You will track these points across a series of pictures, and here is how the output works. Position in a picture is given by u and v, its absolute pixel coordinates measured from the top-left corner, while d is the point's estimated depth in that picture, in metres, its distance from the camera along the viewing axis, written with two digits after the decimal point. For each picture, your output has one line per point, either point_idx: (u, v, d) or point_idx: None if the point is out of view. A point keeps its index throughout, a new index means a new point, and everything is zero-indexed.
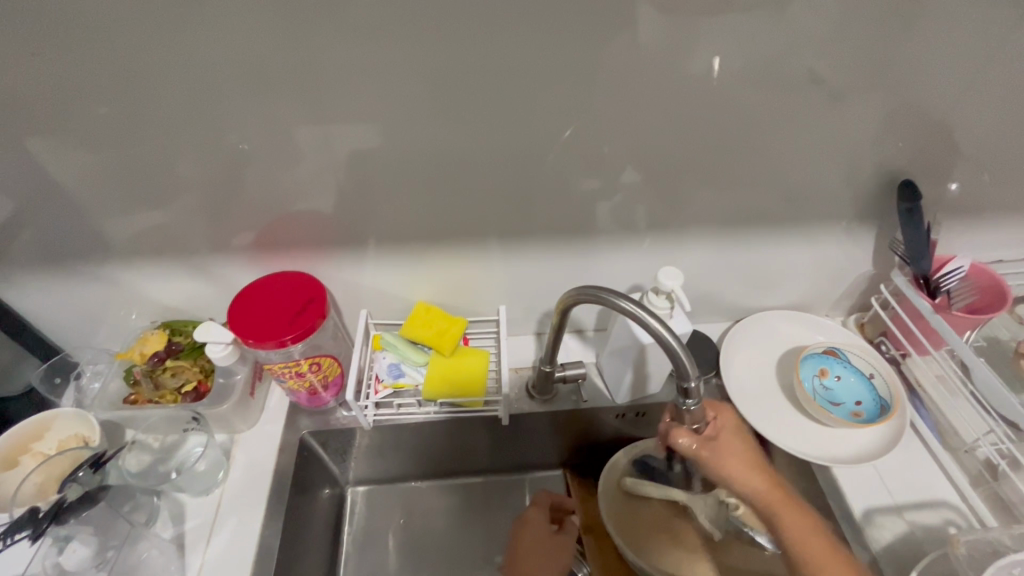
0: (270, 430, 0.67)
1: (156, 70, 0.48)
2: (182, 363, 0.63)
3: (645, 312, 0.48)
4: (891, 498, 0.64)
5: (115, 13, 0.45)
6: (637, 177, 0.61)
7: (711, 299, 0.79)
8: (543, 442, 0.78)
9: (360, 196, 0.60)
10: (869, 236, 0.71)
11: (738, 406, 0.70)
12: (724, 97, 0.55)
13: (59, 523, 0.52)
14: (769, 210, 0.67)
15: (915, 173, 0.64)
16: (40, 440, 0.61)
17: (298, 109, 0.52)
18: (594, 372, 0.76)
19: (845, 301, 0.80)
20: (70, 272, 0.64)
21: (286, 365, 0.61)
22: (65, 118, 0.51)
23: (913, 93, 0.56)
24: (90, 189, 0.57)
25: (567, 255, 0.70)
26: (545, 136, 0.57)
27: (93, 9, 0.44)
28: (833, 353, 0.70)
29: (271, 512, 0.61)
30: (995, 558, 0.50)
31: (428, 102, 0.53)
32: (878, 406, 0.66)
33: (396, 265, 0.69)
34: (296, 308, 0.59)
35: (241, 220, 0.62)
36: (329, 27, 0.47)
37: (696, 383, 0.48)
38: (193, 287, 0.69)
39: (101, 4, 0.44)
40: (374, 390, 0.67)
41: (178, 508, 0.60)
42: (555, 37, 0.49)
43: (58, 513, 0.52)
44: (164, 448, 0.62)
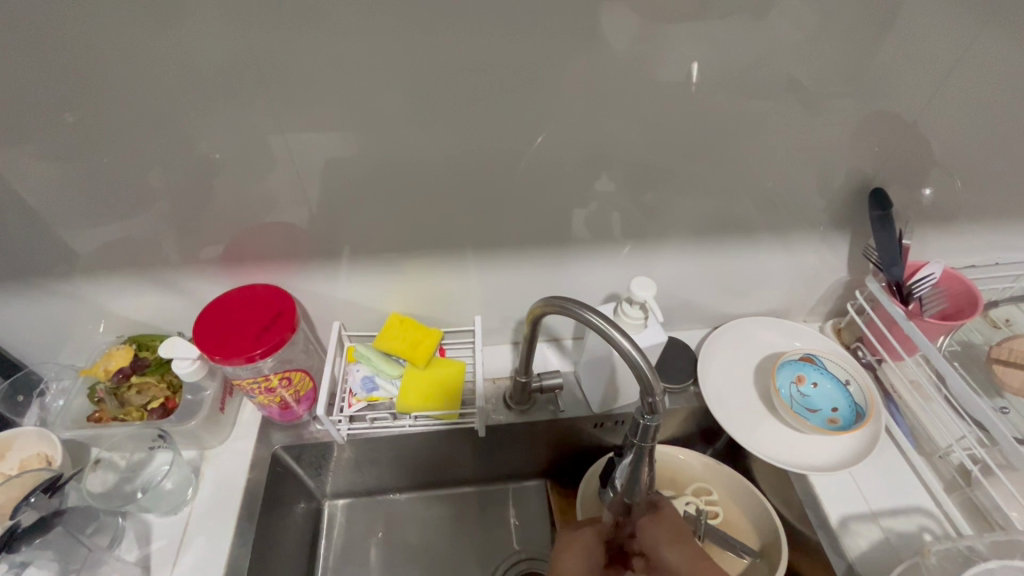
0: (242, 446, 0.66)
1: (114, 82, 0.47)
2: (148, 379, 0.62)
3: (613, 329, 0.48)
4: (866, 505, 0.64)
5: (69, 22, 0.43)
6: (612, 185, 0.61)
7: (689, 307, 0.79)
8: (523, 452, 0.77)
9: (330, 206, 0.59)
10: (844, 242, 0.71)
11: (715, 414, 0.70)
12: (695, 105, 0.55)
13: (10, 551, 0.50)
14: (744, 217, 0.67)
15: (888, 180, 0.64)
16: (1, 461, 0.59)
17: (263, 119, 0.51)
18: (573, 381, 0.76)
19: (822, 307, 0.80)
20: (30, 288, 0.63)
21: (256, 381, 0.60)
22: (20, 130, 0.49)
23: (882, 101, 0.56)
24: (49, 201, 0.55)
25: (544, 264, 0.70)
26: (516, 145, 0.56)
27: (46, 17, 0.43)
28: (810, 360, 0.71)
29: (241, 531, 0.59)
30: (966, 567, 0.50)
31: (396, 110, 0.52)
32: (854, 413, 0.66)
33: (370, 275, 0.68)
34: (264, 322, 0.58)
35: (208, 231, 0.60)
36: (291, 36, 0.46)
37: (661, 398, 0.47)
38: (161, 300, 0.68)
39: (53, 15, 0.43)
40: (347, 404, 0.66)
41: (144, 529, 0.59)
42: (523, 45, 0.49)
43: (9, 541, 0.49)
44: (131, 466, 0.61)
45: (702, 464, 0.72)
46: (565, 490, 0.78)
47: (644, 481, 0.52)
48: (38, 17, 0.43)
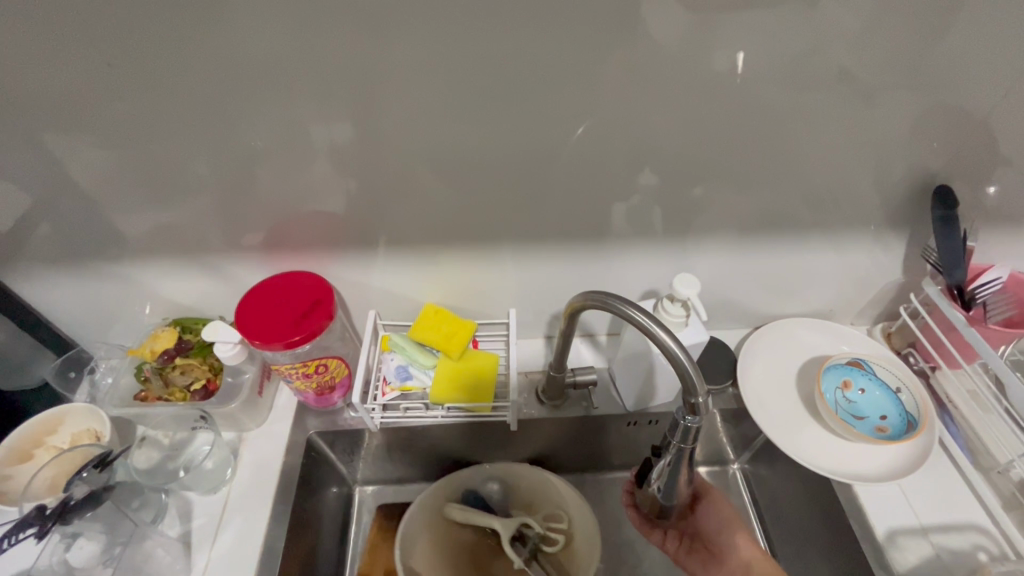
0: (279, 429, 0.67)
1: (158, 71, 0.48)
2: (192, 361, 0.64)
3: (656, 326, 0.47)
4: (916, 519, 0.61)
5: (118, 13, 0.44)
6: (654, 180, 0.59)
7: (730, 306, 0.76)
8: (554, 447, 0.76)
9: (368, 196, 0.59)
10: (900, 242, 0.67)
11: (755, 416, 0.68)
12: (747, 95, 0.52)
13: (64, 523, 0.51)
14: (792, 214, 0.64)
15: (952, 177, 0.60)
16: (53, 434, 0.62)
17: (305, 107, 0.51)
18: (606, 378, 0.75)
19: (871, 310, 0.77)
20: (82, 270, 0.65)
21: (294, 366, 0.60)
22: (73, 118, 0.50)
23: (951, 93, 0.53)
24: (100, 187, 0.57)
25: (581, 258, 0.68)
26: (556, 137, 0.55)
27: (96, 9, 0.44)
28: (858, 365, 0.67)
29: (277, 514, 0.60)
30: None
31: (436, 102, 0.51)
32: (905, 422, 0.63)
33: (406, 265, 0.68)
34: (304, 308, 0.59)
35: (250, 218, 0.61)
36: (335, 23, 0.45)
37: (704, 399, 0.46)
38: (204, 285, 0.69)
39: (100, 5, 0.43)
40: (381, 393, 0.66)
41: (186, 506, 0.60)
42: (569, 32, 0.47)
43: (63, 513, 0.51)
44: (174, 444, 0.63)
45: (566, 492, 0.72)
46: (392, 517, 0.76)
47: (684, 482, 0.52)
48: (88, 7, 0.43)
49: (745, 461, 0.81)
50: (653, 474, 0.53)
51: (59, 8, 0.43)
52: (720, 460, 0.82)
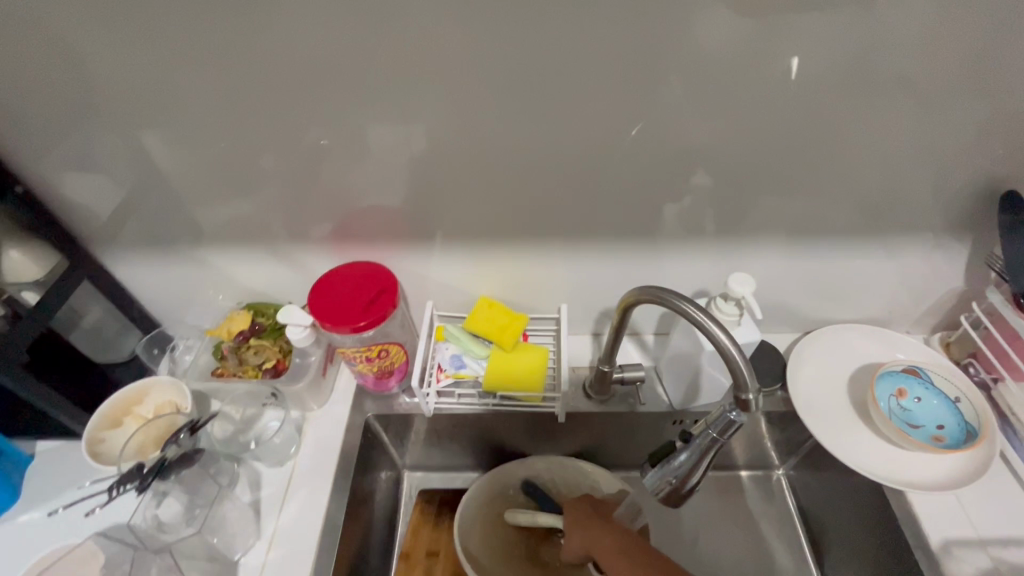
0: (339, 410, 0.71)
1: (248, 74, 0.52)
2: (264, 342, 0.68)
3: (711, 323, 0.48)
4: (974, 531, 0.59)
5: (217, 23, 0.48)
6: (708, 181, 0.60)
7: (780, 309, 0.76)
8: (599, 443, 0.78)
9: (430, 191, 0.63)
10: (961, 248, 0.66)
11: (805, 419, 0.68)
12: (807, 96, 0.53)
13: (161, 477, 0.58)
14: (850, 218, 0.64)
15: (1019, 182, 0.59)
16: (141, 404, 0.68)
17: (377, 106, 0.55)
18: (653, 376, 0.76)
19: (929, 318, 0.75)
20: (167, 257, 0.71)
21: (358, 350, 0.65)
22: (172, 118, 0.56)
23: (1023, 94, 0.52)
24: (190, 181, 0.62)
25: (632, 257, 0.70)
26: (613, 137, 0.57)
27: (198, 18, 0.48)
28: (914, 373, 0.66)
29: (337, 488, 0.64)
30: None
31: (499, 102, 0.54)
32: (963, 432, 0.62)
33: (462, 258, 0.71)
34: (369, 295, 0.62)
35: (322, 211, 0.66)
36: (411, 26, 0.49)
37: (755, 397, 0.47)
38: (275, 273, 0.74)
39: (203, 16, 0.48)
40: (436, 378, 0.69)
41: (255, 475, 0.65)
42: (630, 35, 0.49)
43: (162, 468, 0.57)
44: (244, 419, 0.68)
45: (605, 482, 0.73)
46: (433, 505, 0.76)
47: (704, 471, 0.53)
48: (192, 17, 0.48)
49: (791, 467, 0.80)
50: (666, 464, 0.53)
51: (167, 18, 0.48)
52: (763, 465, 0.82)
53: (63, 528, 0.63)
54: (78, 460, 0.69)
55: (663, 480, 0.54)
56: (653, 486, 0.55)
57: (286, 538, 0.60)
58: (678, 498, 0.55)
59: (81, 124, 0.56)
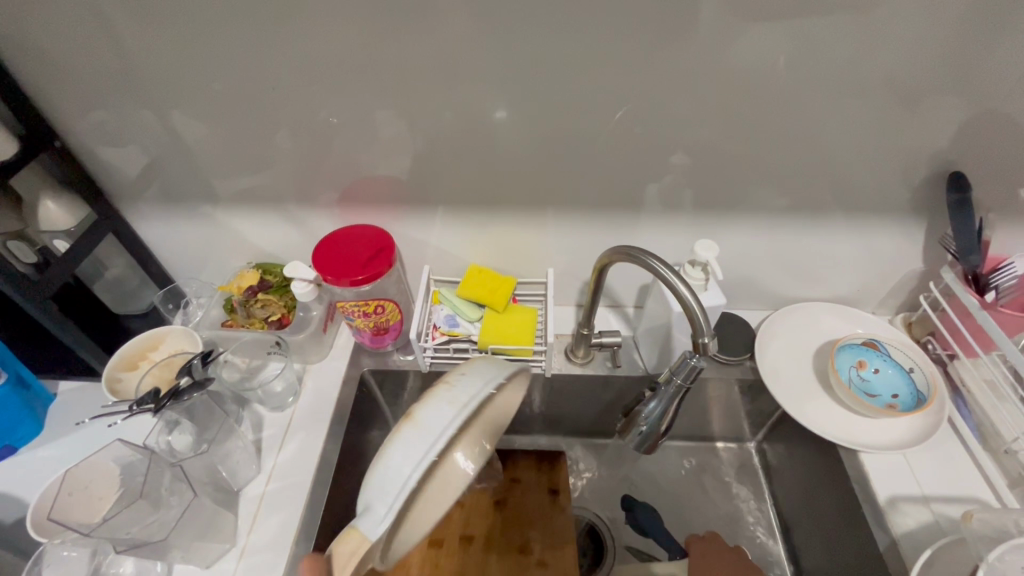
0: (337, 364, 0.76)
1: (263, 50, 0.57)
2: (271, 297, 0.74)
3: (675, 278, 0.53)
4: (919, 488, 0.64)
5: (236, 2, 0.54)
6: (684, 160, 0.66)
7: (753, 286, 0.81)
8: (580, 407, 0.83)
9: (428, 163, 0.68)
10: (921, 231, 0.71)
11: (771, 387, 0.73)
12: (777, 83, 0.58)
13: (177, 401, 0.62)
14: (816, 198, 0.69)
15: (972, 170, 0.64)
16: (156, 349, 0.73)
17: (380, 84, 0.60)
18: (631, 344, 0.81)
19: (893, 299, 0.80)
20: (185, 218, 0.77)
21: (356, 304, 0.70)
22: (193, 89, 0.61)
23: (974, 88, 0.56)
24: (207, 148, 0.67)
25: (615, 230, 0.75)
26: (596, 116, 0.62)
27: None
28: (873, 346, 0.71)
29: (333, 432, 0.70)
30: (1005, 540, 0.52)
31: (492, 82, 0.59)
32: (915, 399, 0.66)
33: (457, 226, 0.76)
34: (369, 254, 0.68)
35: (328, 180, 0.71)
36: (412, 9, 0.54)
37: (710, 340, 0.52)
38: (284, 236, 0.80)
39: None
40: (432, 336, 0.74)
41: (258, 417, 0.71)
42: (611, 22, 0.54)
43: (177, 393, 0.61)
44: (250, 368, 0.74)
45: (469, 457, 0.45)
46: None
47: (670, 418, 0.57)
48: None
49: (761, 439, 0.85)
50: (638, 413, 0.58)
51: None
52: (736, 437, 0.87)
53: (86, 437, 0.71)
54: (99, 398, 0.75)
55: (635, 429, 0.58)
56: (629, 434, 0.60)
57: (284, 472, 0.66)
58: (651, 446, 0.59)
59: (116, 89, 0.61)
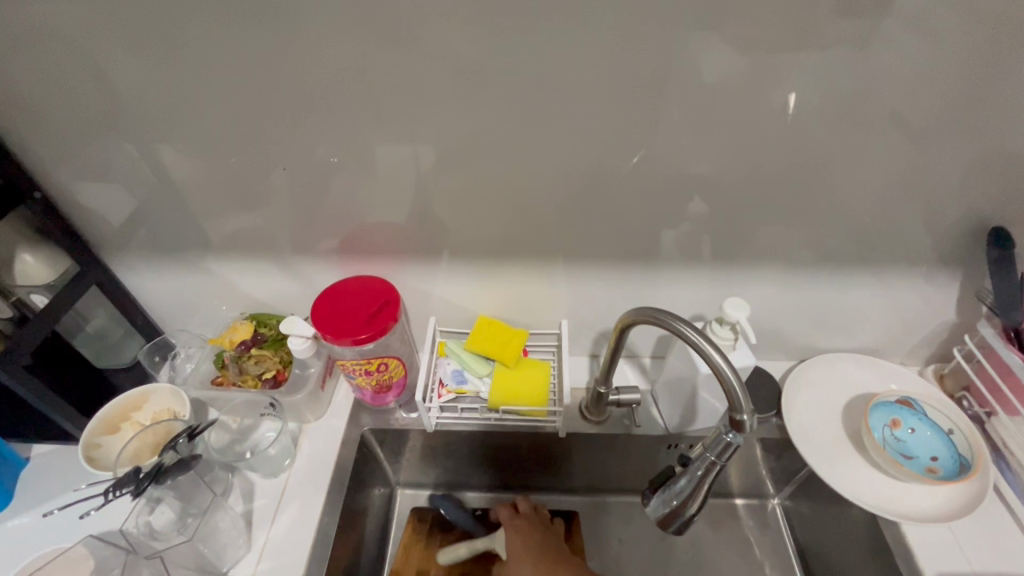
0: (335, 424, 0.71)
1: (261, 92, 0.54)
2: (265, 352, 0.69)
3: (706, 343, 0.49)
4: (968, 564, 0.59)
5: (233, 43, 0.51)
6: (705, 209, 0.62)
7: (774, 336, 0.77)
8: (594, 466, 0.78)
9: (435, 211, 0.64)
10: (952, 280, 0.67)
11: (799, 448, 0.68)
12: (802, 130, 0.55)
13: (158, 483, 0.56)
14: (844, 248, 0.65)
15: (1007, 220, 0.61)
16: (139, 410, 0.68)
17: (385, 128, 0.57)
18: (649, 400, 0.76)
19: (922, 349, 0.76)
20: (174, 266, 0.72)
21: (357, 362, 0.65)
22: (184, 132, 0.57)
23: (1009, 134, 0.54)
24: (199, 193, 0.63)
25: (631, 279, 0.71)
26: (613, 163, 0.59)
27: (216, 39, 0.50)
28: (907, 404, 0.67)
29: (331, 501, 0.64)
30: None
31: (503, 127, 0.56)
32: (957, 464, 0.62)
33: (464, 275, 0.72)
34: (371, 310, 0.63)
35: (329, 228, 0.67)
36: (420, 52, 0.51)
37: (749, 417, 0.48)
38: (280, 285, 0.75)
39: (220, 38, 0.50)
40: (438, 394, 0.70)
41: (249, 486, 0.65)
42: (630, 68, 0.51)
43: (158, 474, 0.56)
44: (241, 430, 0.69)
45: None
46: (425, 524, 0.75)
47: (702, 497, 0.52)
48: (209, 38, 0.50)
49: (785, 497, 0.80)
50: (667, 489, 0.53)
51: (186, 38, 0.50)
52: (759, 493, 0.82)
53: (60, 514, 0.65)
54: (76, 463, 0.69)
55: (665, 506, 0.53)
56: (658, 514, 0.54)
57: (277, 550, 0.60)
58: (681, 526, 0.55)
59: (103, 137, 0.58)
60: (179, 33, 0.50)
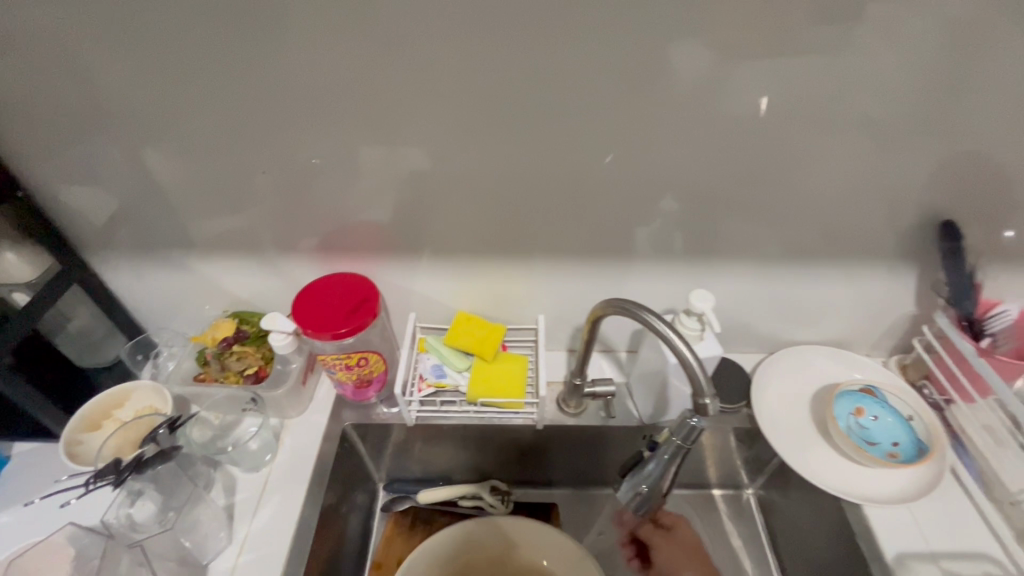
0: (316, 419, 0.72)
1: (242, 94, 0.55)
2: (247, 349, 0.71)
3: (672, 333, 0.51)
4: (926, 545, 0.62)
5: (215, 46, 0.52)
6: (675, 205, 0.65)
7: (745, 329, 0.80)
8: (573, 458, 0.80)
9: (414, 209, 0.66)
10: (912, 274, 0.70)
11: (769, 438, 0.71)
12: (763, 130, 0.58)
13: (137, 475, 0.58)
14: (807, 243, 0.68)
15: (959, 215, 0.64)
16: (121, 408, 0.68)
17: (364, 128, 0.58)
18: (625, 392, 0.78)
19: (886, 341, 0.79)
20: (156, 265, 0.73)
21: (338, 357, 0.67)
22: (166, 132, 0.59)
23: (958, 133, 0.57)
24: (181, 193, 0.64)
25: (606, 275, 0.74)
26: (585, 162, 0.61)
27: (197, 42, 0.52)
28: (870, 393, 0.70)
29: (312, 495, 0.66)
30: None
31: (479, 127, 0.58)
32: (915, 448, 0.65)
33: (443, 272, 0.74)
34: (351, 305, 0.65)
35: (309, 226, 0.69)
36: (397, 55, 0.53)
37: (711, 401, 0.50)
38: (262, 283, 0.76)
39: (202, 41, 0.52)
40: (418, 388, 0.71)
41: (231, 480, 0.66)
42: (599, 70, 0.54)
43: (137, 466, 0.57)
44: (223, 425, 0.70)
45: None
46: (407, 517, 0.77)
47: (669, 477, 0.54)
48: (191, 41, 0.52)
49: (758, 486, 0.82)
50: (636, 472, 0.55)
51: (168, 41, 0.52)
52: (733, 484, 0.84)
53: (40, 511, 0.65)
54: (57, 461, 0.70)
55: (634, 491, 0.55)
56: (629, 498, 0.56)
57: (258, 542, 0.61)
58: (651, 508, 0.57)
59: (85, 136, 0.59)
60: (162, 36, 0.51)
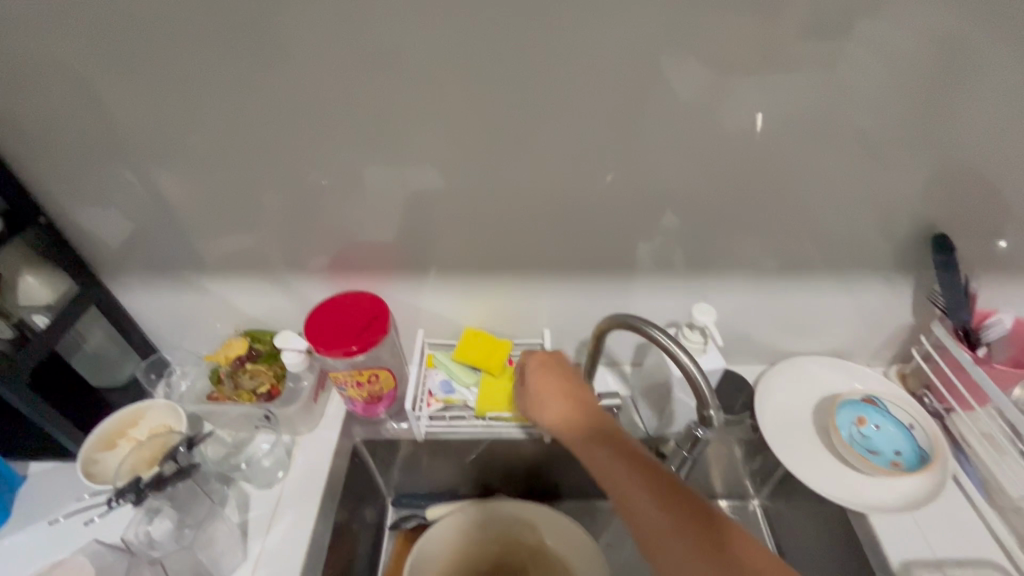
0: (326, 434, 0.73)
1: (258, 120, 0.58)
2: (260, 367, 0.73)
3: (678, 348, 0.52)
4: (931, 551, 0.64)
5: (233, 76, 0.55)
6: (674, 222, 0.67)
7: (747, 340, 0.81)
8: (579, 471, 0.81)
9: (421, 227, 0.68)
10: (908, 284, 0.72)
11: (774, 449, 0.72)
12: (759, 147, 0.60)
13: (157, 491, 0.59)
14: (805, 256, 0.70)
15: (951, 226, 0.66)
16: (135, 426, 0.69)
17: (374, 151, 0.61)
18: (629, 406, 0.79)
19: (885, 351, 0.80)
20: (169, 285, 0.75)
21: (349, 373, 0.68)
22: (184, 157, 0.61)
23: (945, 149, 0.59)
24: (196, 215, 0.67)
25: (609, 289, 0.75)
26: (587, 180, 0.63)
27: (216, 73, 0.54)
28: (872, 402, 0.71)
29: (323, 509, 0.66)
30: None
31: (484, 149, 0.60)
32: (918, 457, 0.66)
33: (450, 289, 0.76)
34: (362, 323, 0.67)
35: (320, 245, 0.70)
36: (406, 82, 0.55)
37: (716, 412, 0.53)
38: (272, 302, 0.78)
39: (221, 71, 0.54)
40: (426, 403, 0.72)
41: (244, 497, 0.67)
42: (598, 93, 0.56)
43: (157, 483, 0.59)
44: (236, 442, 0.72)
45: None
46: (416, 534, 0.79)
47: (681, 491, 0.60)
48: (210, 72, 0.54)
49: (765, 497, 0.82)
50: None
51: (188, 72, 0.54)
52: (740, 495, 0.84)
53: (56, 527, 0.66)
54: (72, 479, 0.71)
55: None
56: None
57: (272, 558, 0.62)
58: None
59: (105, 163, 0.62)
60: (183, 67, 0.54)
